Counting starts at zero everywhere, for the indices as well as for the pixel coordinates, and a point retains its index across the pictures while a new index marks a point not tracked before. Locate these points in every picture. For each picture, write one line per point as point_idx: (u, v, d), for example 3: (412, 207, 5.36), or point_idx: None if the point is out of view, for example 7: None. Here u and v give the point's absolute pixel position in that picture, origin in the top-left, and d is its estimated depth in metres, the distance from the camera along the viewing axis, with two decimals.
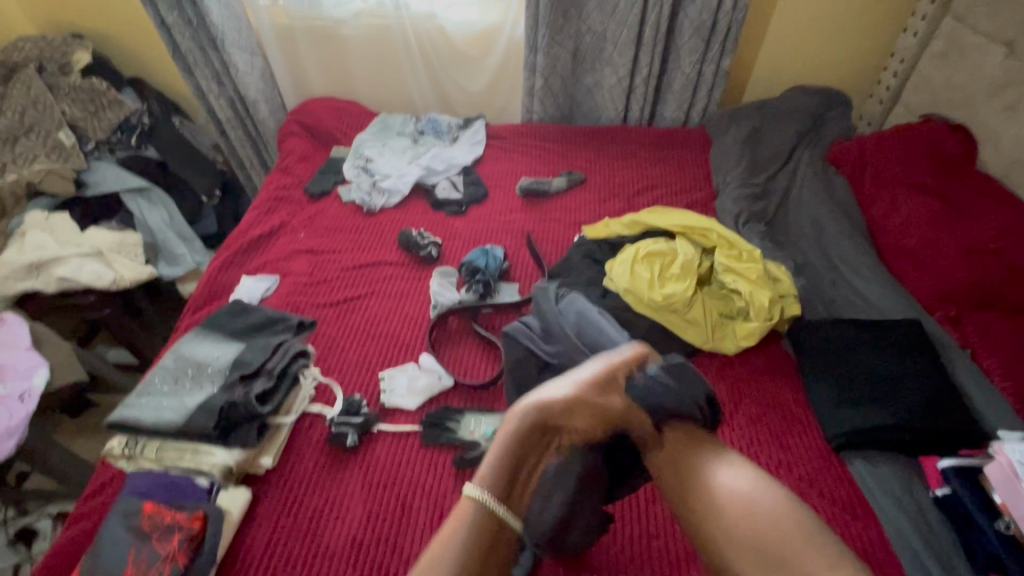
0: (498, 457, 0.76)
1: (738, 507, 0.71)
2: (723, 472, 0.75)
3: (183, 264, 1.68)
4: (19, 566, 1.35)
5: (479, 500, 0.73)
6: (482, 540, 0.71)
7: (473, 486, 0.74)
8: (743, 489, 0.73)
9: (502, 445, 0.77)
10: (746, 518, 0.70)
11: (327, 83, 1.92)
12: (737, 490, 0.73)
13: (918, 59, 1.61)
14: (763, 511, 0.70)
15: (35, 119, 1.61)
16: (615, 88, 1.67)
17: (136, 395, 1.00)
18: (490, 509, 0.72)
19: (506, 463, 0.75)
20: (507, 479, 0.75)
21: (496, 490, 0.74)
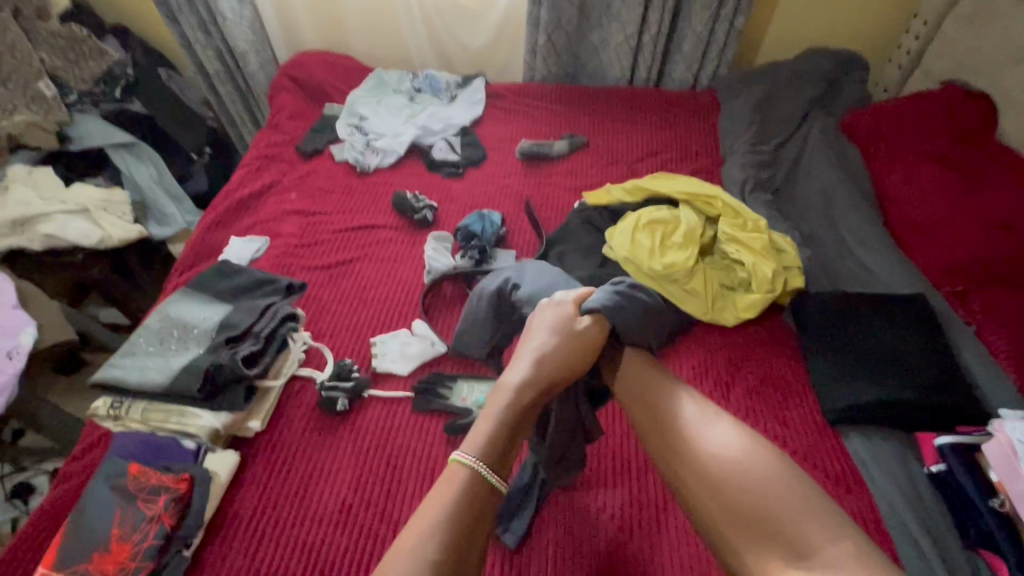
0: (489, 428, 0.74)
1: (723, 467, 0.68)
2: (710, 438, 0.71)
3: (173, 224, 1.63)
4: (17, 520, 1.36)
5: (472, 466, 0.69)
6: (470, 502, 0.67)
7: (464, 451, 0.71)
8: (733, 455, 0.69)
9: (491, 417, 0.75)
10: (731, 480, 0.67)
11: (320, 35, 1.83)
12: (722, 449, 0.70)
13: (943, 20, 1.52)
14: (749, 472, 0.67)
15: (12, 67, 1.47)
16: (622, 46, 1.58)
17: (121, 356, 0.98)
18: (480, 473, 0.69)
19: (497, 434, 0.74)
20: (499, 447, 0.73)
21: (488, 455, 0.71)
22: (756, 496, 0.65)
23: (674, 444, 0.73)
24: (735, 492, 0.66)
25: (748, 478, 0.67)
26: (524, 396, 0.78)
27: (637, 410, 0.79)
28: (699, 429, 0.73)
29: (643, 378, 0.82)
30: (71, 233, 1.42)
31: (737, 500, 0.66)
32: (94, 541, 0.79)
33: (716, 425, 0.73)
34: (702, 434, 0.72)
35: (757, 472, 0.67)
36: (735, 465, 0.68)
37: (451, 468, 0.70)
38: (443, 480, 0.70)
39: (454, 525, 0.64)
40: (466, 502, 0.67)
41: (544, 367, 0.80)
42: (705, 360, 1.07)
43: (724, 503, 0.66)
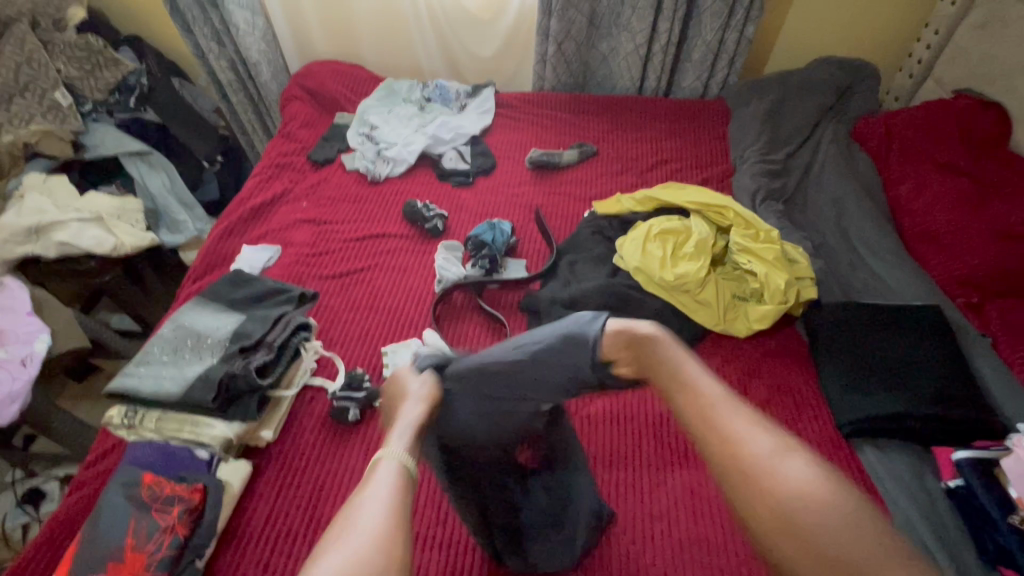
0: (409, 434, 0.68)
1: (789, 501, 0.56)
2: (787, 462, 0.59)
3: (184, 231, 1.64)
4: (28, 526, 1.36)
5: (402, 464, 0.64)
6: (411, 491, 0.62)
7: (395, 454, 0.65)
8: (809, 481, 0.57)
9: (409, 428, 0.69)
10: (804, 517, 0.55)
11: (331, 45, 1.85)
12: (792, 485, 0.57)
13: (956, 29, 1.52)
14: (824, 509, 0.55)
15: (31, 77, 1.52)
16: (632, 56, 1.59)
17: (136, 364, 0.98)
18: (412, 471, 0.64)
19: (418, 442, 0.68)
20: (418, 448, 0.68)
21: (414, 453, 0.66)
22: (828, 532, 0.54)
23: (723, 459, 0.61)
24: (808, 525, 0.55)
25: (829, 524, 0.54)
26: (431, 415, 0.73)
27: (678, 401, 0.68)
28: (755, 449, 0.60)
29: (678, 367, 0.70)
30: (85, 241, 1.43)
31: (807, 538, 0.54)
32: (109, 550, 0.79)
33: (767, 442, 0.61)
34: (761, 457, 0.59)
35: (834, 514, 0.55)
36: (805, 497, 0.56)
37: (376, 467, 0.64)
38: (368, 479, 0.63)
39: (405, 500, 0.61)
40: (408, 485, 0.63)
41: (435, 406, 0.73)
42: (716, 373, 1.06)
43: (783, 525, 0.55)
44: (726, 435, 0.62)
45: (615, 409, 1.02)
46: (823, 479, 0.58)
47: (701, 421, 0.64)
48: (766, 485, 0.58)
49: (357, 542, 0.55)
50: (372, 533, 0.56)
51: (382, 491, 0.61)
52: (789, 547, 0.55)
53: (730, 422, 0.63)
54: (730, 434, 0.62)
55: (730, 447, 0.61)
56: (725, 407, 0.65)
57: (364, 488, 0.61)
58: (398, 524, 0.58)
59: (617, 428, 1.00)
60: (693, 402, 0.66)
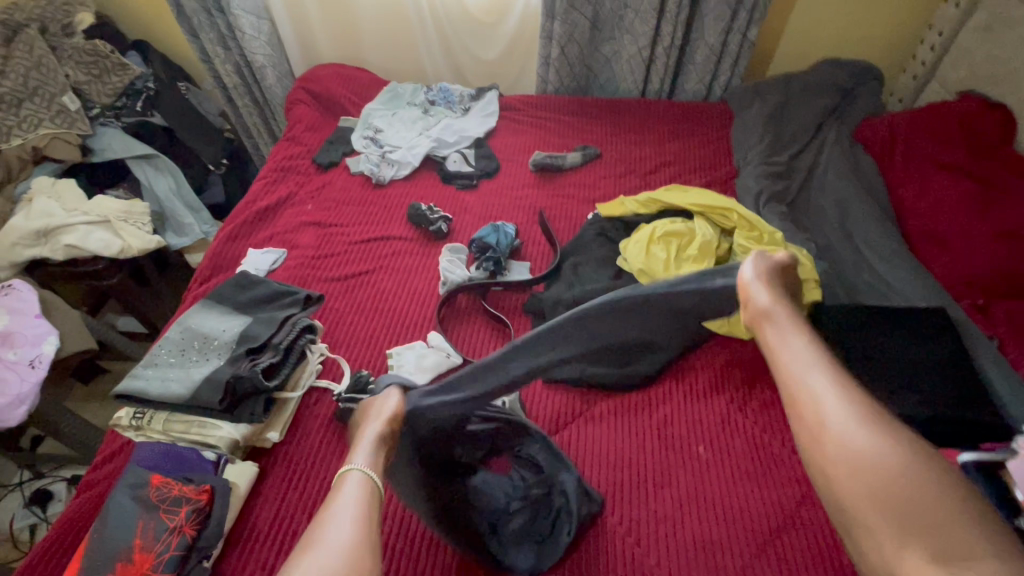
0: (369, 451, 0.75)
1: (855, 455, 0.63)
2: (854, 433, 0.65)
3: (191, 234, 1.66)
4: (36, 526, 1.38)
5: (363, 477, 0.72)
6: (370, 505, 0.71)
7: (357, 473, 0.72)
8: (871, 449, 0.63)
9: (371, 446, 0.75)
10: (865, 471, 0.62)
11: (335, 48, 1.86)
12: (862, 443, 0.64)
13: (960, 30, 1.51)
14: (891, 466, 0.61)
15: (40, 82, 1.54)
16: (635, 59, 1.59)
17: (143, 366, 0.99)
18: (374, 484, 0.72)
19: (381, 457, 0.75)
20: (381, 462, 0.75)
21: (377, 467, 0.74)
22: (898, 485, 0.60)
23: (801, 414, 0.69)
24: (886, 482, 0.60)
25: (899, 476, 0.60)
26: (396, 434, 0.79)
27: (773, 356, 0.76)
28: (829, 411, 0.67)
29: (785, 329, 0.77)
30: (93, 244, 1.44)
31: (866, 484, 0.61)
32: (118, 550, 0.79)
33: (844, 406, 0.67)
34: (834, 417, 0.67)
35: (900, 470, 0.61)
36: (870, 454, 0.63)
37: (342, 487, 0.72)
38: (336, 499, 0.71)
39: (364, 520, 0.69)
40: (371, 500, 0.71)
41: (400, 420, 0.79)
42: (719, 375, 1.06)
43: (863, 482, 0.61)
44: (808, 393, 0.70)
45: (613, 413, 1.02)
46: (893, 442, 0.63)
47: (784, 376, 0.73)
48: (831, 439, 0.65)
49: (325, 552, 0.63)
50: (341, 545, 0.64)
51: (348, 509, 0.69)
52: (849, 487, 0.62)
53: (812, 384, 0.70)
54: (809, 393, 0.70)
55: (807, 405, 0.69)
56: (812, 370, 0.72)
57: (332, 507, 0.69)
58: (362, 536, 0.66)
59: (604, 432, 1.00)
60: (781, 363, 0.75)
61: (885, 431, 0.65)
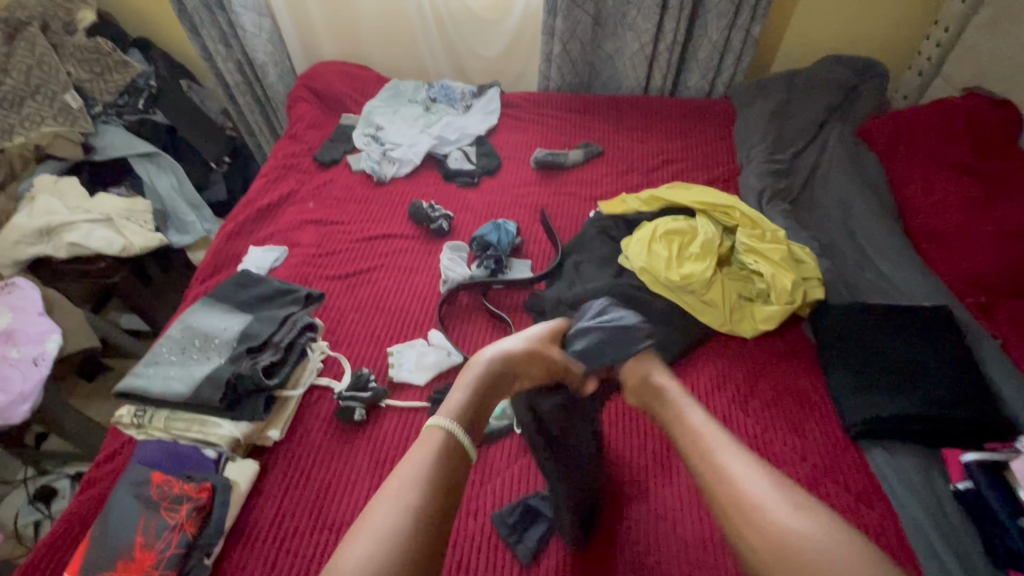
0: (463, 395, 0.78)
1: (783, 533, 0.62)
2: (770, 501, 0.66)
3: (194, 232, 1.67)
4: (40, 523, 1.39)
5: (449, 431, 0.73)
6: (446, 465, 0.70)
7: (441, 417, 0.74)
8: (786, 517, 0.64)
9: (467, 387, 0.80)
10: (795, 552, 0.61)
11: (337, 46, 1.85)
12: (787, 522, 0.63)
13: (965, 27, 1.50)
14: (823, 548, 0.60)
15: (42, 80, 1.54)
16: (637, 55, 1.58)
17: (145, 364, 0.99)
18: (456, 438, 0.73)
19: (473, 400, 0.78)
20: (474, 413, 0.77)
21: (465, 421, 0.75)
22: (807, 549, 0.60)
23: (722, 492, 0.69)
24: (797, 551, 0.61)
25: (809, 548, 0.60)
26: (492, 380, 0.82)
27: (674, 429, 0.80)
28: (754, 489, 0.67)
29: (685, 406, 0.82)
30: (95, 242, 1.44)
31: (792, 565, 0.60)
32: (119, 548, 0.80)
33: (764, 481, 0.68)
34: (758, 497, 0.66)
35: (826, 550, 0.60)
36: (797, 531, 0.62)
37: (427, 431, 0.73)
38: (421, 442, 0.72)
39: (430, 497, 0.66)
40: (445, 463, 0.70)
41: (520, 362, 0.85)
42: (722, 375, 1.05)
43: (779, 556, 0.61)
44: (720, 465, 0.71)
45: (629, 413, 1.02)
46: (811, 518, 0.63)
47: (705, 454, 0.73)
48: (752, 514, 0.65)
49: (373, 531, 0.61)
50: (388, 528, 0.61)
51: (408, 476, 0.67)
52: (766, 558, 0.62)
53: (730, 460, 0.71)
54: (731, 471, 0.70)
55: (734, 487, 0.68)
56: (721, 445, 0.74)
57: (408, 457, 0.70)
58: (409, 523, 0.62)
59: (623, 431, 0.99)
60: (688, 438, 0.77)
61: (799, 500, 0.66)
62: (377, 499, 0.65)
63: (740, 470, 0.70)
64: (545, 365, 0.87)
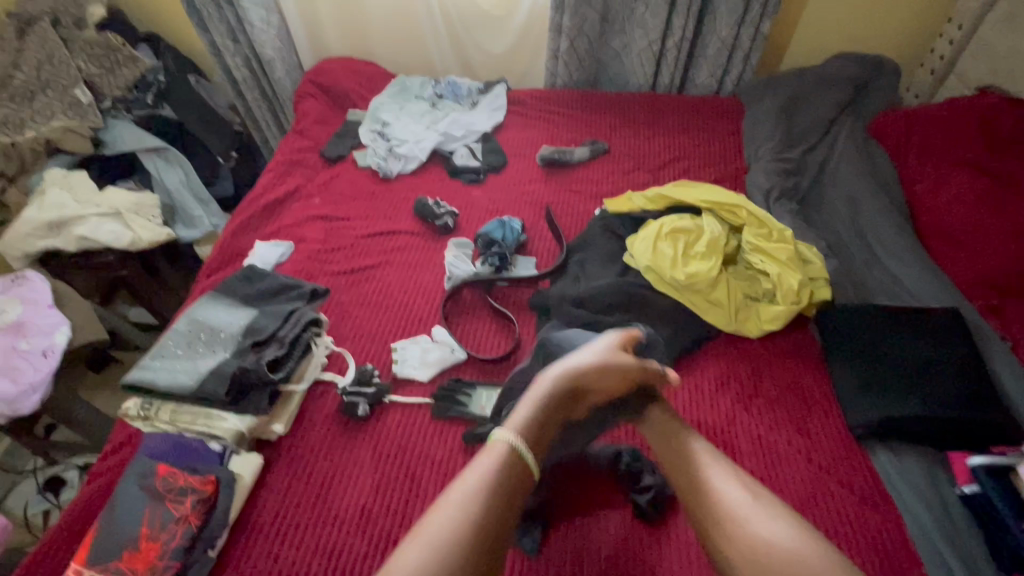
0: (531, 409, 0.75)
1: (765, 544, 0.66)
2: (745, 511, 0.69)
3: (201, 227, 1.67)
4: (49, 512, 1.41)
5: (510, 444, 0.70)
6: (510, 472, 0.69)
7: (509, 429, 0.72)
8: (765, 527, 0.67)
9: (536, 400, 0.77)
10: (772, 562, 0.64)
11: (344, 42, 1.86)
12: (767, 533, 0.67)
13: (980, 24, 1.48)
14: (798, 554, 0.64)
15: (52, 74, 1.56)
16: (645, 53, 1.57)
17: (152, 357, 1.00)
18: (521, 453, 0.70)
19: (540, 417, 0.75)
20: (540, 432, 0.74)
21: (530, 437, 0.73)
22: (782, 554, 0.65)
23: (707, 512, 0.72)
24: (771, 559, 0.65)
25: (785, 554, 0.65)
26: (568, 396, 0.79)
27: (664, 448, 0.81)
28: (735, 501, 0.71)
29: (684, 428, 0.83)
30: (104, 235, 1.46)
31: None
32: (124, 539, 0.81)
33: (741, 490, 0.72)
34: (738, 507, 0.70)
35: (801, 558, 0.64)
36: (772, 537, 0.66)
37: (492, 443, 0.71)
38: (487, 452, 0.70)
39: (488, 516, 0.64)
40: (507, 477, 0.68)
41: (595, 377, 0.81)
42: (726, 374, 1.05)
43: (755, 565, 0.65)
44: (702, 479, 0.75)
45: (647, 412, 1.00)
46: (784, 524, 0.67)
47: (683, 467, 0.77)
48: (737, 531, 0.68)
49: (433, 538, 0.61)
50: (437, 541, 0.60)
51: (470, 488, 0.66)
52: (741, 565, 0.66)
53: (710, 474, 0.75)
54: (710, 484, 0.74)
55: (713, 499, 0.72)
56: (703, 458, 0.77)
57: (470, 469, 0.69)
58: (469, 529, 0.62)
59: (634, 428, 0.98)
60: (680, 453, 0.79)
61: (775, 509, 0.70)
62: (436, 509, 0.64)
63: (717, 482, 0.74)
64: (621, 385, 0.83)
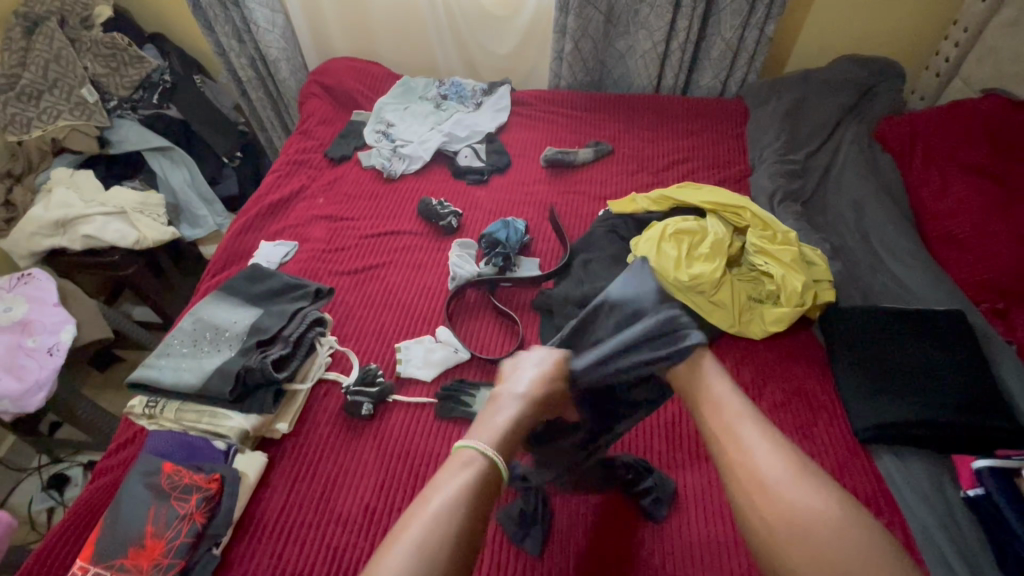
0: (500, 421, 0.76)
1: (802, 511, 0.63)
2: (784, 482, 0.66)
3: (205, 226, 1.70)
4: (54, 509, 1.42)
5: (483, 455, 0.71)
6: (483, 482, 0.69)
7: (478, 442, 0.73)
8: (803, 500, 0.64)
9: (505, 412, 0.77)
10: (800, 528, 0.62)
11: (349, 42, 1.86)
12: (801, 503, 0.64)
13: (985, 27, 1.47)
14: (833, 526, 0.61)
15: (59, 73, 1.57)
16: (649, 54, 1.57)
17: (156, 356, 1.01)
18: (491, 462, 0.71)
19: (509, 427, 0.76)
20: (510, 443, 0.75)
21: (501, 448, 0.73)
22: (821, 528, 0.62)
23: (741, 475, 0.69)
24: (803, 530, 0.62)
25: (823, 529, 0.62)
26: (537, 408, 0.79)
27: (702, 406, 0.78)
28: (769, 470, 0.67)
29: (715, 387, 0.78)
30: (110, 235, 1.46)
31: (796, 541, 0.62)
32: (130, 537, 0.81)
33: (781, 458, 0.68)
34: (775, 476, 0.67)
35: (838, 529, 0.61)
36: (807, 509, 0.63)
37: (461, 453, 0.72)
38: (454, 462, 0.72)
39: (462, 526, 0.65)
40: (479, 486, 0.69)
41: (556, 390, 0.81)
42: (730, 376, 1.05)
43: (788, 533, 0.63)
44: (739, 444, 0.71)
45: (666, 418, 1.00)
46: (828, 497, 0.64)
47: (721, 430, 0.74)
48: (772, 497, 0.65)
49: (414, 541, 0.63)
50: (416, 548, 0.62)
51: (447, 494, 0.67)
52: (772, 533, 0.64)
53: (749, 438, 0.71)
54: (748, 449, 0.70)
55: (749, 462, 0.69)
56: (742, 421, 0.73)
57: (443, 476, 0.70)
58: (446, 531, 0.64)
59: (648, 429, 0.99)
60: (714, 414, 0.75)
61: (815, 481, 0.66)
62: (416, 509, 0.66)
63: (758, 450, 0.70)
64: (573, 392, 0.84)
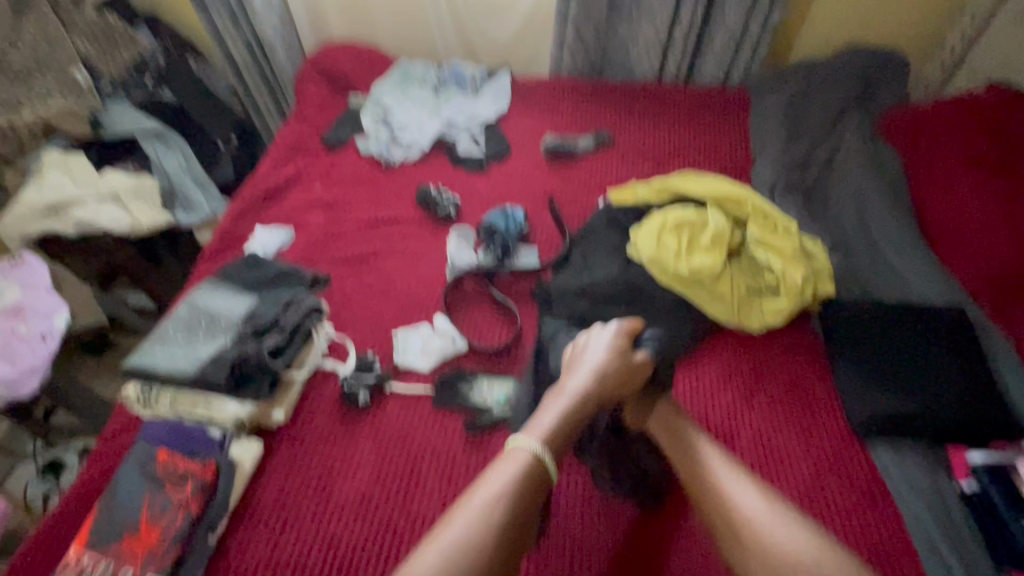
0: (554, 418, 0.77)
1: (777, 550, 0.68)
2: (766, 522, 0.71)
3: (200, 212, 1.60)
4: (49, 495, 1.41)
5: (534, 455, 0.73)
6: (530, 483, 0.71)
7: (533, 441, 0.74)
8: (782, 537, 0.69)
9: (561, 411, 0.78)
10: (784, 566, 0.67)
11: (347, 25, 1.83)
12: (782, 540, 0.69)
13: (991, 18, 1.46)
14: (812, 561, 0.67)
15: (49, 54, 1.53)
16: (652, 42, 1.55)
17: (151, 343, 1.00)
18: (544, 462, 0.73)
19: (564, 425, 0.77)
20: (562, 442, 0.76)
21: (552, 448, 0.75)
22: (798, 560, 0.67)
23: (723, 516, 0.73)
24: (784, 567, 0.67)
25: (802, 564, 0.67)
26: (592, 403, 0.81)
27: (679, 456, 0.82)
28: (752, 510, 0.72)
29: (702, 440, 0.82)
30: (103, 219, 1.45)
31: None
32: (124, 524, 0.81)
33: (760, 499, 0.74)
34: (756, 516, 0.72)
35: (818, 563, 0.67)
36: (786, 546, 0.68)
37: (512, 450, 0.74)
38: (503, 457, 0.73)
39: (507, 521, 0.66)
40: (522, 485, 0.70)
41: (612, 384, 0.83)
42: (730, 368, 1.05)
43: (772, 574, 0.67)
44: (721, 490, 0.75)
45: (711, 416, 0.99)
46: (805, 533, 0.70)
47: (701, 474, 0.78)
48: (754, 535, 0.70)
49: (446, 546, 0.63)
50: (457, 542, 0.64)
51: (490, 492, 0.68)
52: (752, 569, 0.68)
53: (728, 483, 0.76)
54: (727, 492, 0.75)
55: (731, 507, 0.73)
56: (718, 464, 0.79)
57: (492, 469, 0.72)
58: (485, 539, 0.64)
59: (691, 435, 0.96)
60: (694, 461, 0.80)
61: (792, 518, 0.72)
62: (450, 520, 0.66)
63: (739, 493, 0.75)
64: (629, 382, 0.85)
